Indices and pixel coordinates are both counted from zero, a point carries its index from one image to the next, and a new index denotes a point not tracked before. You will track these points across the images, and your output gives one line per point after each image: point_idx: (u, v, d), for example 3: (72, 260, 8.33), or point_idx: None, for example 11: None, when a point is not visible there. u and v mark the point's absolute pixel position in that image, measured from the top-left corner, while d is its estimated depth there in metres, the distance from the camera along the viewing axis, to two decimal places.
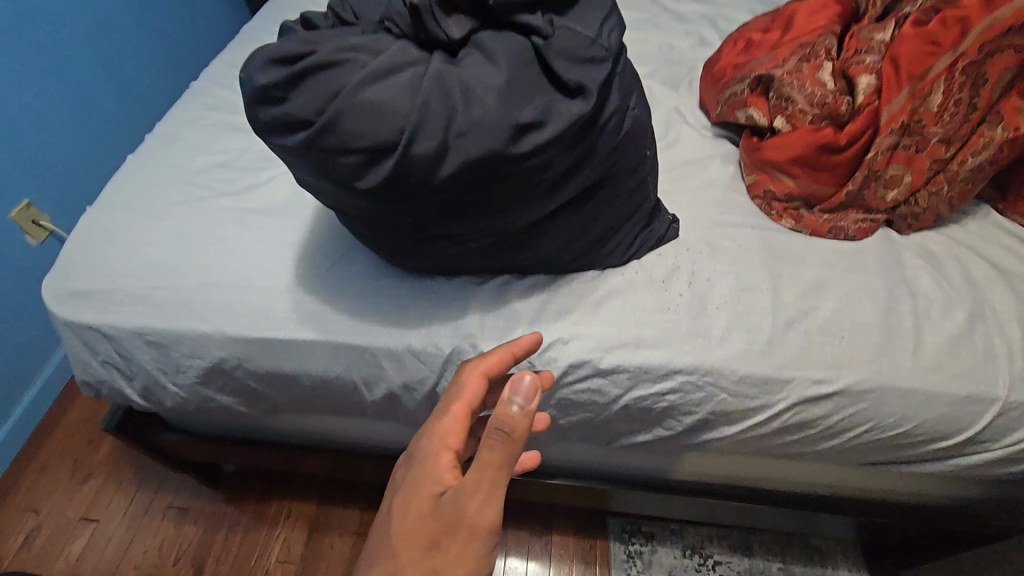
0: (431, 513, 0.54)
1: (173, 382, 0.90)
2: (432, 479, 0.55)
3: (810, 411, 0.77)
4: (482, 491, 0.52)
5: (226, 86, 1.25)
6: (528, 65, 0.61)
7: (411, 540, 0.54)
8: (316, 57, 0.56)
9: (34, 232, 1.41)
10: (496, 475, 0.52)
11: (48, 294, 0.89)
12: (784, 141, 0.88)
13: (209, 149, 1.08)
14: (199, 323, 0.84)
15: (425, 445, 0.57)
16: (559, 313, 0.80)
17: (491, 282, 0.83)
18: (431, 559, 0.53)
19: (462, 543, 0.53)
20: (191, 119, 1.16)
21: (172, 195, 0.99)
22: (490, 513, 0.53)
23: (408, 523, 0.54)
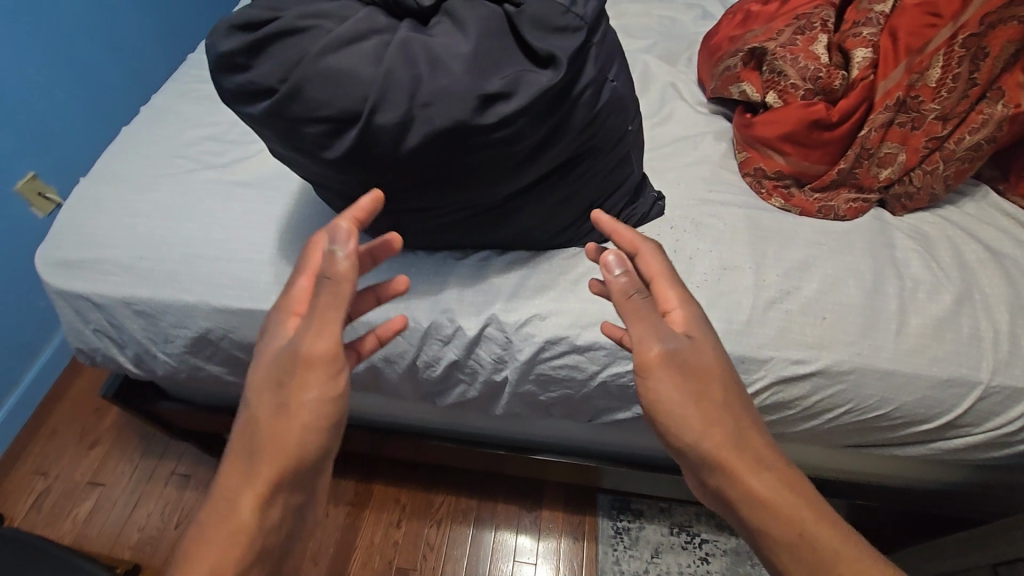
0: (275, 360, 0.56)
1: (162, 351, 0.93)
2: (279, 335, 0.56)
3: (787, 392, 0.76)
4: (318, 324, 0.53)
5: None
6: (498, 34, 0.60)
7: (260, 401, 0.56)
8: (279, 22, 0.55)
9: (39, 204, 1.43)
10: (333, 309, 0.53)
11: (40, 263, 0.91)
12: (774, 117, 0.86)
13: (200, 122, 1.08)
14: (185, 294, 0.85)
15: (273, 314, 0.57)
16: (537, 290, 0.80)
17: (469, 259, 0.83)
18: (281, 399, 0.55)
19: (310, 384, 0.55)
20: (184, 92, 1.16)
21: (162, 167, 1.00)
22: (324, 347, 0.54)
23: (259, 373, 0.56)
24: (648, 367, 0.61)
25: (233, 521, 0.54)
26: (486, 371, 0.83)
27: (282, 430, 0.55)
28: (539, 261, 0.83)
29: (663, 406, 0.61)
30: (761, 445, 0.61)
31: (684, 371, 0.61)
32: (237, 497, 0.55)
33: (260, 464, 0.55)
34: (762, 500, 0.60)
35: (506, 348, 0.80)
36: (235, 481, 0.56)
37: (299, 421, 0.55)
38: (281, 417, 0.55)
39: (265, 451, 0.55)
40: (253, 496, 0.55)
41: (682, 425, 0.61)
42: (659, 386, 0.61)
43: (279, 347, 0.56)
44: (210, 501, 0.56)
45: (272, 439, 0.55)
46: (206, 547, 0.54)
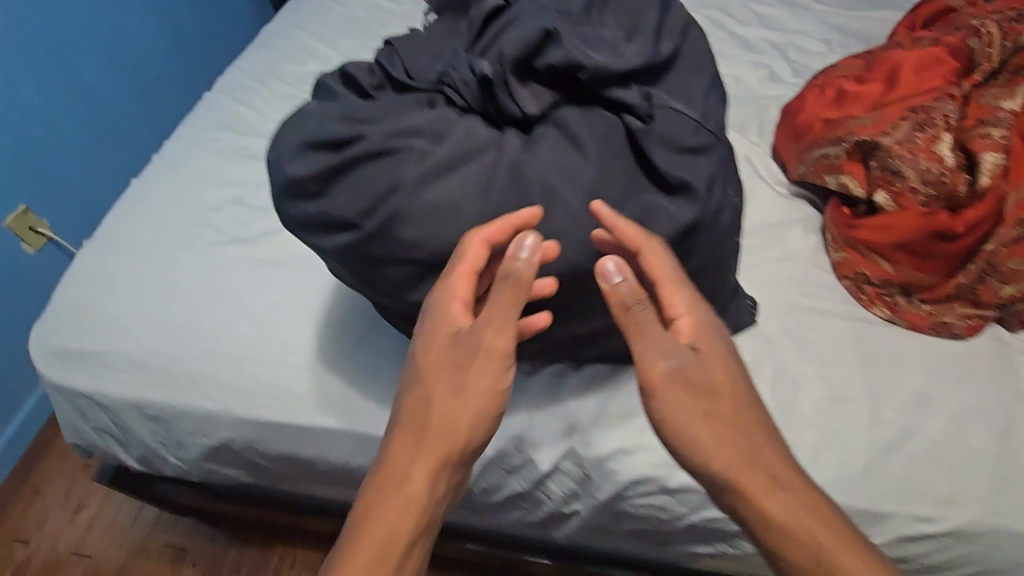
0: (451, 345, 0.45)
1: (173, 455, 0.80)
2: (436, 317, 0.46)
3: (907, 551, 0.66)
4: (498, 318, 0.44)
5: (241, 103, 1.13)
6: (620, 151, 0.49)
7: (414, 409, 0.46)
8: (368, 140, 0.45)
9: (30, 239, 1.23)
10: (510, 308, 0.44)
11: (35, 351, 0.78)
12: (880, 224, 0.77)
13: (222, 181, 0.96)
14: (206, 400, 0.73)
15: (429, 292, 0.46)
16: (621, 417, 0.69)
17: (536, 378, 0.72)
18: (455, 383, 0.45)
19: (482, 372, 0.45)
20: (201, 141, 1.04)
21: (178, 235, 0.87)
22: (507, 340, 0.44)
23: (428, 355, 0.46)
24: (652, 383, 0.52)
25: (382, 543, 0.44)
26: (554, 502, 0.72)
27: (454, 408, 0.45)
28: (618, 384, 0.71)
29: (671, 422, 0.52)
30: (776, 461, 0.51)
31: (688, 384, 0.51)
32: (385, 519, 0.45)
33: (424, 447, 0.46)
34: (781, 529, 0.50)
35: (582, 483, 0.70)
36: (379, 509, 0.45)
37: (470, 412, 0.45)
38: (450, 405, 0.45)
39: (435, 433, 0.46)
40: (410, 511, 0.45)
41: (691, 445, 0.51)
42: (667, 400, 0.51)
43: (452, 330, 0.45)
44: (345, 532, 0.46)
45: (440, 415, 0.45)
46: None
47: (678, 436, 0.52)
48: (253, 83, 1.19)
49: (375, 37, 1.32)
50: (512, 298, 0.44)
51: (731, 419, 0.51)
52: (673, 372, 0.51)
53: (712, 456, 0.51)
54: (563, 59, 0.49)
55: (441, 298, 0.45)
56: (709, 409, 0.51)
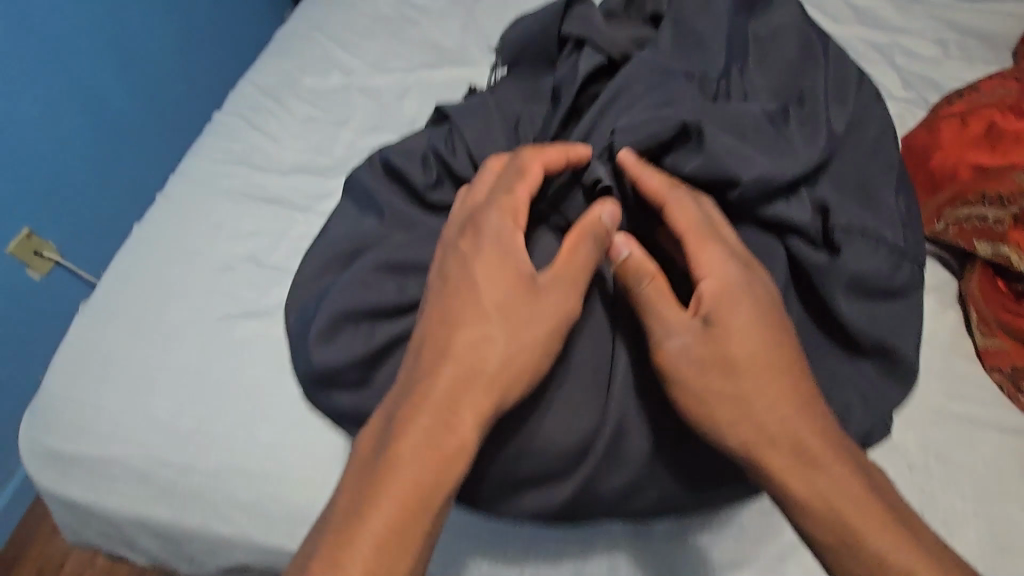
0: (512, 275, 0.53)
1: (187, 568, 0.69)
2: (488, 237, 0.55)
3: None
4: (569, 263, 0.54)
5: (255, 128, 0.99)
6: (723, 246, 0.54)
7: (457, 323, 0.52)
8: (420, 304, 0.55)
9: (36, 265, 1.11)
10: (586, 255, 0.54)
11: (26, 452, 0.67)
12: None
13: (236, 231, 0.83)
14: (222, 521, 0.62)
15: (493, 215, 0.55)
16: (726, 568, 0.56)
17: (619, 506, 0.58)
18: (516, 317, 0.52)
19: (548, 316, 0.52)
20: (209, 179, 0.91)
21: (188, 305, 0.75)
22: (575, 288, 0.54)
23: (486, 276, 0.53)
24: (664, 363, 0.52)
25: (421, 444, 0.48)
26: None
27: (505, 342, 0.51)
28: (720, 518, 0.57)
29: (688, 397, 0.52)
30: (803, 431, 0.49)
31: (693, 363, 0.51)
32: (423, 422, 0.49)
33: (476, 381, 0.50)
34: (815, 509, 0.48)
35: None
36: (418, 413, 0.49)
37: (524, 344, 0.51)
38: (510, 335, 0.51)
39: (479, 365, 0.50)
40: (449, 434, 0.48)
41: (708, 422, 0.51)
42: (682, 381, 0.52)
43: (516, 262, 0.54)
44: (381, 440, 0.49)
45: (484, 349, 0.51)
46: (387, 489, 0.47)
47: (689, 402, 0.51)
48: (267, 101, 1.04)
49: (401, 40, 1.14)
50: (587, 261, 0.54)
51: (749, 387, 0.50)
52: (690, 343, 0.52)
53: (728, 420, 0.50)
54: (697, 170, 0.56)
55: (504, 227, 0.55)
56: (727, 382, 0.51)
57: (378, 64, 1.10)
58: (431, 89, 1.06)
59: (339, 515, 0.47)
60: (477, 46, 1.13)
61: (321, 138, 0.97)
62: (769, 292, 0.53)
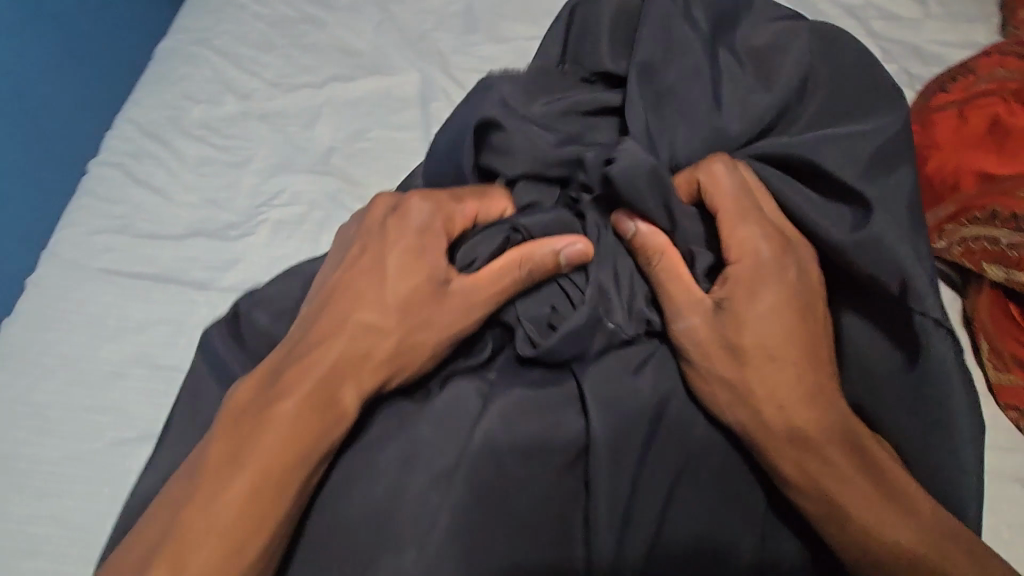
0: (415, 263, 0.56)
1: None
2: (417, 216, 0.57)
3: None
4: (496, 268, 0.55)
5: (137, 182, 0.83)
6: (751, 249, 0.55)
7: (363, 298, 0.55)
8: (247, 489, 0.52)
9: None
10: (519, 260, 0.54)
11: None
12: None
13: (125, 326, 0.70)
14: None
15: (430, 211, 0.57)
16: None
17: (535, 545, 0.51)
18: (410, 315, 0.54)
19: (445, 308, 0.54)
20: (85, 256, 0.76)
21: (75, 431, 0.63)
22: (478, 292, 0.55)
23: (396, 264, 0.56)
24: (673, 329, 0.54)
25: (303, 406, 0.50)
26: None
27: (379, 341, 0.53)
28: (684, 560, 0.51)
29: (692, 360, 0.54)
30: (794, 406, 0.51)
31: (700, 339, 0.53)
32: (312, 388, 0.50)
33: (349, 373, 0.52)
34: (806, 476, 0.50)
35: None
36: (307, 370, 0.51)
37: (403, 339, 0.54)
38: (390, 321, 0.54)
39: (351, 362, 0.52)
40: (332, 405, 0.51)
41: (705, 392, 0.53)
42: (689, 345, 0.54)
43: (420, 256, 0.56)
44: (260, 395, 0.51)
45: (363, 342, 0.53)
46: (254, 449, 0.48)
47: (698, 369, 0.53)
48: (150, 143, 0.87)
49: (306, 47, 0.97)
50: (519, 271, 0.54)
51: (754, 354, 0.52)
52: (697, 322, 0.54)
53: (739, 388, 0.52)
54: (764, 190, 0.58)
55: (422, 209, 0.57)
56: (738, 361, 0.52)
57: (280, 81, 0.93)
58: (346, 107, 0.90)
59: (205, 466, 0.48)
60: (397, 47, 0.96)
61: (219, 186, 0.82)
62: (796, 271, 0.54)
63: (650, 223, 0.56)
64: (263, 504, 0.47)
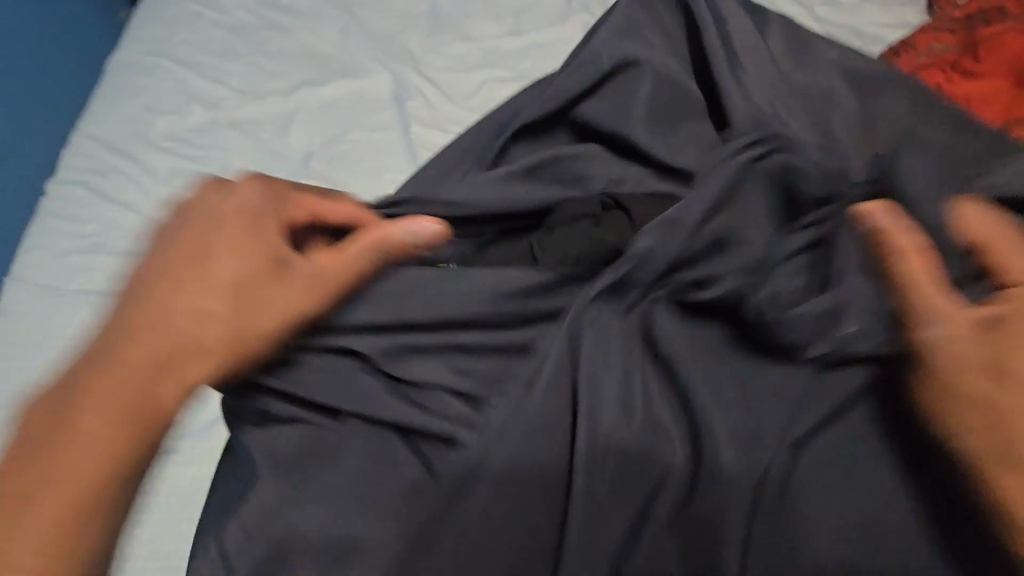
0: (249, 241, 0.44)
1: None
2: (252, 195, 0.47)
3: None
4: (343, 256, 0.45)
5: (106, 199, 0.79)
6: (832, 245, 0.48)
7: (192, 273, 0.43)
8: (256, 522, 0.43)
9: None
10: (368, 247, 0.46)
11: None
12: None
13: None
14: None
15: (263, 187, 0.47)
16: None
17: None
18: (240, 301, 0.43)
19: (283, 296, 0.43)
20: (58, 279, 0.72)
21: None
22: (336, 275, 0.45)
23: (232, 237, 0.44)
24: (910, 328, 0.40)
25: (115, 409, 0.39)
26: None
27: (206, 324, 0.42)
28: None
29: (953, 373, 0.38)
30: None
31: (978, 358, 0.37)
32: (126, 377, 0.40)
33: (171, 364, 0.41)
34: None
35: None
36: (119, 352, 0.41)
37: (223, 332, 0.42)
38: (203, 299, 0.42)
39: (181, 346, 0.41)
40: (147, 405, 0.40)
41: (950, 426, 0.38)
42: (949, 353, 0.38)
43: (249, 234, 0.44)
44: (73, 374, 0.41)
45: (195, 323, 0.42)
46: (46, 480, 0.38)
47: (953, 390, 0.38)
48: (114, 158, 0.84)
49: (270, 54, 0.96)
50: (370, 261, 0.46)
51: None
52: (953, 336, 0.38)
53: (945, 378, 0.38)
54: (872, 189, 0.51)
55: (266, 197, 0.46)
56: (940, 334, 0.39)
57: (247, 88, 0.92)
58: (318, 111, 0.89)
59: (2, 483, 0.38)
60: (365, 48, 0.96)
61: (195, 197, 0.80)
62: None
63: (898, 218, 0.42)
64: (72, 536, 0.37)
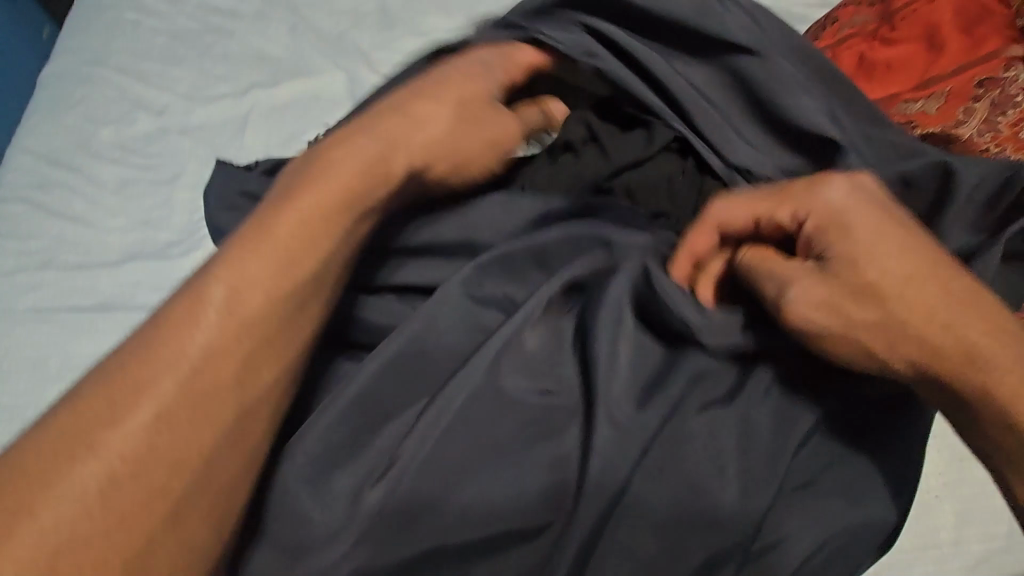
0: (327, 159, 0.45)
1: None
2: (467, 91, 0.51)
3: None
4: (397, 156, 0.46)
5: (52, 214, 0.76)
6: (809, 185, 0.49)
7: (328, 210, 0.43)
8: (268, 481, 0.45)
9: None
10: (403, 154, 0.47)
11: None
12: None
13: (74, 363, 0.64)
14: None
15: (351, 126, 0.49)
16: None
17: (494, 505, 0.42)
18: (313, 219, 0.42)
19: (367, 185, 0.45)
20: (9, 299, 0.68)
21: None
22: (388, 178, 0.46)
23: (314, 178, 0.44)
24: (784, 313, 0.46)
25: (180, 382, 0.37)
26: None
27: (279, 245, 0.41)
28: (700, 510, 0.43)
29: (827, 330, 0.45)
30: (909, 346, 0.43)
31: (821, 308, 0.44)
32: (178, 345, 0.37)
33: (251, 292, 0.39)
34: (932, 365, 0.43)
35: None
36: (192, 315, 0.38)
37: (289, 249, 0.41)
38: (297, 223, 0.42)
39: (259, 272, 0.40)
40: (221, 351, 0.38)
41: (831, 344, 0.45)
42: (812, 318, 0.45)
43: (352, 144, 0.45)
44: (144, 326, 0.38)
45: (278, 246, 0.41)
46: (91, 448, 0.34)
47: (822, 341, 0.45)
48: (58, 172, 0.80)
49: (217, 57, 0.94)
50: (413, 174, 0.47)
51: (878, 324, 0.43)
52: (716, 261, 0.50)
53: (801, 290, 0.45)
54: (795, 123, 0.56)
55: (440, 108, 0.49)
56: (773, 267, 0.47)
57: (195, 93, 0.89)
58: (272, 112, 0.88)
59: (51, 434, 0.35)
60: (317, 49, 0.95)
61: (148, 206, 0.77)
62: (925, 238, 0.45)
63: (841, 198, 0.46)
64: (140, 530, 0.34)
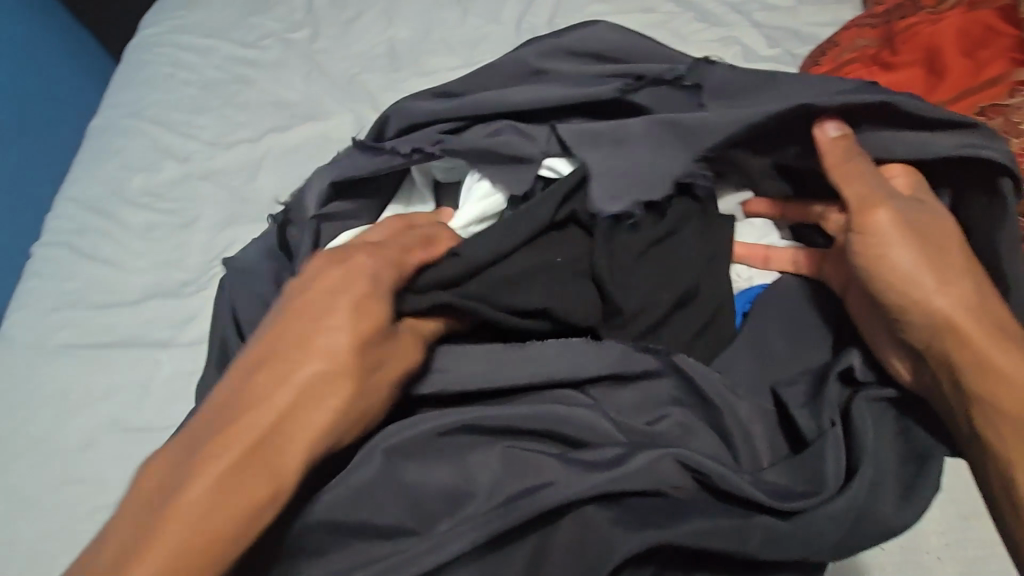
0: (325, 354, 0.42)
1: None
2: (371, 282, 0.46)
3: None
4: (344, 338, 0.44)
5: (86, 258, 0.83)
6: (724, 294, 0.57)
7: (344, 367, 0.43)
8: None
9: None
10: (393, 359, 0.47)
11: None
12: None
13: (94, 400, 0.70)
14: None
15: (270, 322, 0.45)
16: None
17: (350, 527, 0.46)
18: (269, 452, 0.39)
19: (322, 399, 0.42)
20: (42, 337, 0.76)
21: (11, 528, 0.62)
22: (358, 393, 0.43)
23: (278, 350, 0.42)
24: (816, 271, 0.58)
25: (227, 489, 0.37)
26: None
27: (251, 440, 0.39)
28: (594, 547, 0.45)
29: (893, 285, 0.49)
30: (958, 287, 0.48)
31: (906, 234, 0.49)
32: (322, 413, 0.41)
33: (246, 460, 0.38)
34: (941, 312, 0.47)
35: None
36: (177, 466, 0.38)
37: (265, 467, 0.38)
38: (258, 429, 0.39)
39: (217, 457, 0.38)
40: (210, 538, 0.36)
41: (907, 302, 0.48)
42: (900, 262, 0.48)
43: (321, 336, 0.43)
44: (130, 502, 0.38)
45: (252, 411, 0.40)
46: None
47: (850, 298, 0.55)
48: (95, 218, 0.88)
49: (239, 105, 1.01)
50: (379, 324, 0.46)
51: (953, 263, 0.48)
52: (849, 139, 0.53)
53: (862, 238, 0.50)
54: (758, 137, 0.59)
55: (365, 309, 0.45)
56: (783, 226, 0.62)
57: (218, 141, 0.96)
58: (285, 154, 0.93)
59: None
60: (329, 92, 1.01)
61: (167, 249, 0.84)
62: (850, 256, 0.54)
63: (848, 145, 0.53)
64: (232, 525, 0.37)
